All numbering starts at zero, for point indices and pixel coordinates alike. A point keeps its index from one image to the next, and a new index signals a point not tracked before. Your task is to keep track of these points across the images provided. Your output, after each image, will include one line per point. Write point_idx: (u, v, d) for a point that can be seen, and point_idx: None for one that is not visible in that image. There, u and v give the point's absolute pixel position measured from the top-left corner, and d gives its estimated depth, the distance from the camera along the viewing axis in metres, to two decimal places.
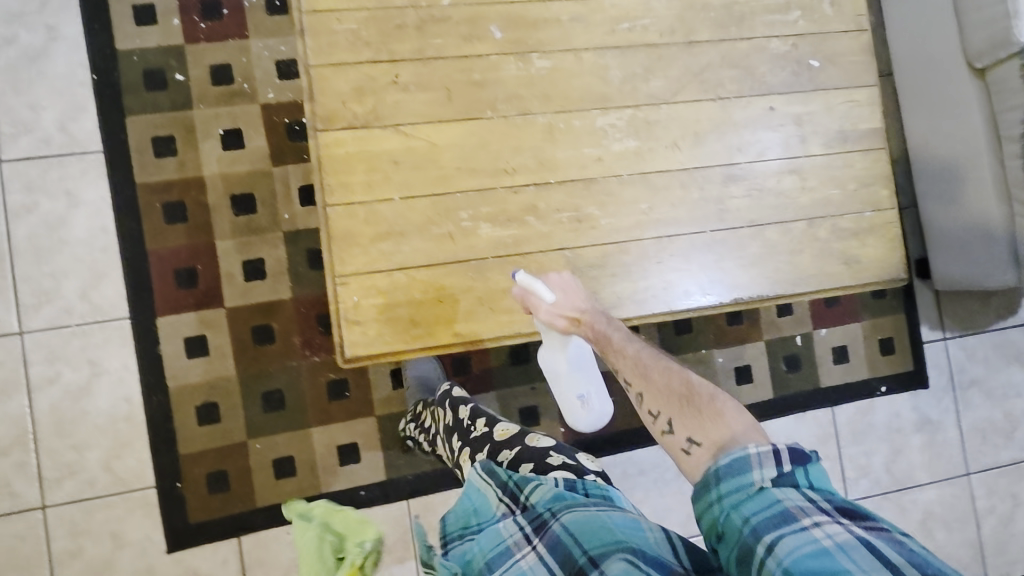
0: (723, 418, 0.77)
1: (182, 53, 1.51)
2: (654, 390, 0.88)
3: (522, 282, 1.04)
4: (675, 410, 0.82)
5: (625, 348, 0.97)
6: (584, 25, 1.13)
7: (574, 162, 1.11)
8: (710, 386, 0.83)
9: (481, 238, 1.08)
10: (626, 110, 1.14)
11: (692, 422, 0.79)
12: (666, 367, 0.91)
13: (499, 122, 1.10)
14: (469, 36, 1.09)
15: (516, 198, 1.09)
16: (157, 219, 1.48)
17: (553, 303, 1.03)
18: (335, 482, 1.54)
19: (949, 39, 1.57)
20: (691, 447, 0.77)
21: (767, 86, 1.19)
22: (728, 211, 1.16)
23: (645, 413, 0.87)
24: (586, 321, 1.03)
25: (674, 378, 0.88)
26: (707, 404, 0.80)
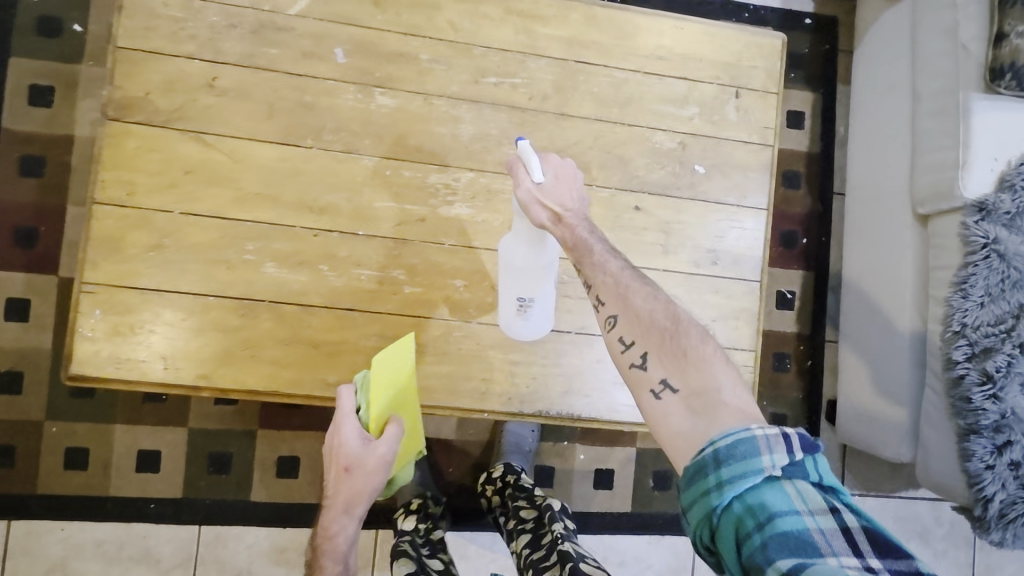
0: (711, 369, 0.66)
1: (86, 6, 1.41)
2: (633, 318, 0.75)
3: (520, 149, 0.81)
4: (655, 348, 0.71)
5: (609, 264, 0.80)
6: (443, 68, 1.01)
7: (394, 216, 0.99)
8: (702, 330, 0.71)
9: (263, 278, 0.95)
10: (468, 172, 1.01)
11: (674, 367, 0.68)
12: (652, 293, 0.76)
13: (320, 153, 0.96)
14: (309, 52, 0.97)
15: (316, 241, 0.97)
16: (10, 169, 1.37)
17: (539, 186, 0.81)
18: (124, 487, 1.42)
19: (903, 174, 1.40)
20: (664, 391, 0.68)
21: (639, 182, 1.06)
22: (558, 311, 1.03)
23: (615, 339, 0.75)
24: (569, 220, 0.81)
25: (659, 309, 0.74)
26: (695, 351, 0.69)
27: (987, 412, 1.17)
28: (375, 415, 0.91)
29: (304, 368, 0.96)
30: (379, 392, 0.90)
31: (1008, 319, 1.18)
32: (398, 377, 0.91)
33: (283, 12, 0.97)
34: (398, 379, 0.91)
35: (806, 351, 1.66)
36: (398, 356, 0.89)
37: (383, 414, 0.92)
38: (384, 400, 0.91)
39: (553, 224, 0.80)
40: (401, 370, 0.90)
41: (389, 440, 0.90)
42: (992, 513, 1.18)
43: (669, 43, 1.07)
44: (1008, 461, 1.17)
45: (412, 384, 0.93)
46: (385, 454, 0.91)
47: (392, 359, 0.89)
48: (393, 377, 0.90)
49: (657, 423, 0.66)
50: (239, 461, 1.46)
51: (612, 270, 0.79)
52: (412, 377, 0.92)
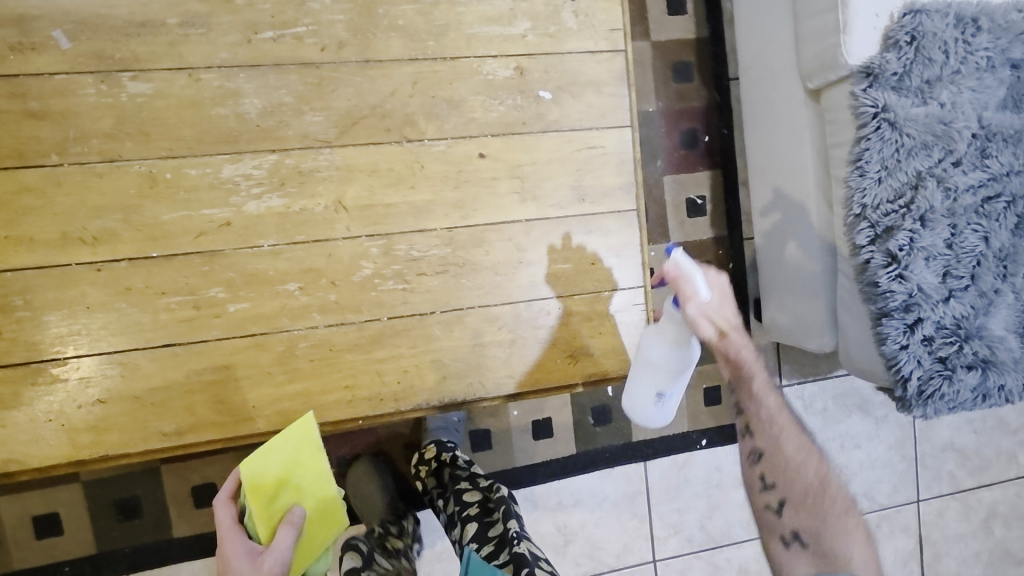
0: (847, 542, 0.72)
1: None
2: (778, 462, 0.78)
3: (676, 265, 0.72)
4: (793, 499, 0.76)
5: (765, 394, 0.80)
6: (202, 32, 0.81)
7: (189, 227, 0.82)
8: (847, 496, 0.76)
9: (48, 332, 0.79)
10: (268, 155, 0.84)
11: (807, 528, 0.74)
12: (803, 441, 0.79)
13: (74, 169, 0.79)
14: (20, 44, 0.77)
15: (101, 277, 0.80)
16: None
17: (706, 302, 0.73)
18: (29, 558, 1.18)
19: (789, 48, 1.27)
20: (794, 543, 0.74)
21: (477, 125, 0.90)
22: (416, 292, 0.90)
23: (754, 476, 0.80)
24: (733, 338, 0.75)
25: (810, 467, 0.77)
26: (836, 513, 0.75)
27: (895, 292, 1.10)
28: (263, 518, 0.73)
29: (130, 425, 0.82)
30: (264, 490, 0.74)
31: (907, 192, 1.09)
32: (284, 472, 0.76)
33: None
34: (285, 474, 0.76)
35: (726, 254, 1.59)
36: (282, 447, 0.76)
37: (270, 513, 0.74)
38: (269, 501, 0.74)
39: (716, 339, 0.75)
40: (287, 461, 0.77)
41: (286, 534, 0.70)
42: (912, 392, 1.14)
43: None
44: (921, 338, 1.12)
45: (308, 472, 0.79)
46: (283, 545, 0.69)
47: (279, 449, 0.76)
48: (279, 470, 0.76)
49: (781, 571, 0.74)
50: (147, 504, 1.21)
51: (767, 398, 0.79)
52: (315, 453, 0.79)
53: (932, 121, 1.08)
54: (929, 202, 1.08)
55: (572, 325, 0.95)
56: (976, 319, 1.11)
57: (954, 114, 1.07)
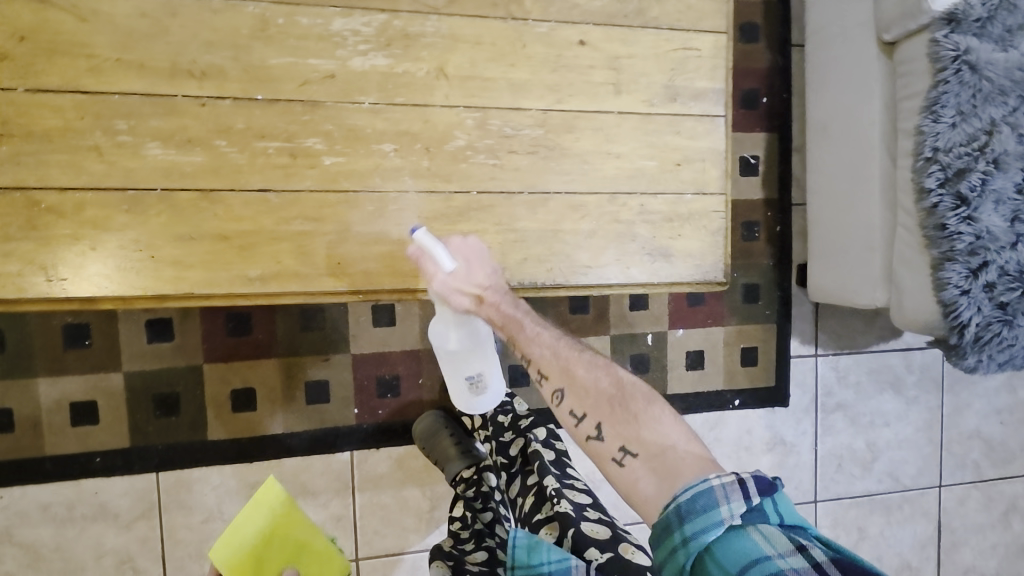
0: (661, 427, 0.68)
1: None
2: (579, 386, 0.75)
3: (419, 241, 0.81)
4: (604, 414, 0.72)
5: (538, 335, 0.81)
6: None
7: (295, 74, 0.83)
8: (645, 385, 0.73)
9: (147, 162, 0.79)
10: (378, 14, 0.85)
11: (630, 432, 0.69)
12: (589, 359, 0.78)
13: (191, 2, 0.79)
14: None
15: (204, 112, 0.80)
16: None
17: (451, 274, 0.82)
18: (62, 446, 1.00)
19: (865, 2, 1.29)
20: (625, 459, 0.68)
21: (579, 12, 0.91)
22: (505, 170, 0.90)
23: (566, 414, 0.75)
24: (489, 300, 0.83)
25: (602, 377, 0.75)
26: (641, 408, 0.70)
27: (962, 235, 1.11)
28: None
29: (215, 265, 0.82)
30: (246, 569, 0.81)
31: (981, 136, 1.10)
32: (260, 545, 0.84)
33: None
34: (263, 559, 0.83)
35: (776, 215, 1.57)
36: (247, 529, 0.83)
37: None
38: (257, 573, 0.82)
39: (476, 307, 0.83)
40: (258, 534, 0.84)
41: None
42: (969, 339, 1.15)
43: None
44: (984, 284, 1.12)
45: (288, 534, 0.87)
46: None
47: (245, 531, 0.83)
48: (255, 539, 0.83)
49: (628, 491, 0.66)
50: (185, 403, 1.04)
51: (547, 346, 0.80)
52: (290, 508, 0.87)
53: (1011, 67, 1.09)
54: (1003, 146, 1.09)
55: (652, 223, 0.96)
56: None
57: None
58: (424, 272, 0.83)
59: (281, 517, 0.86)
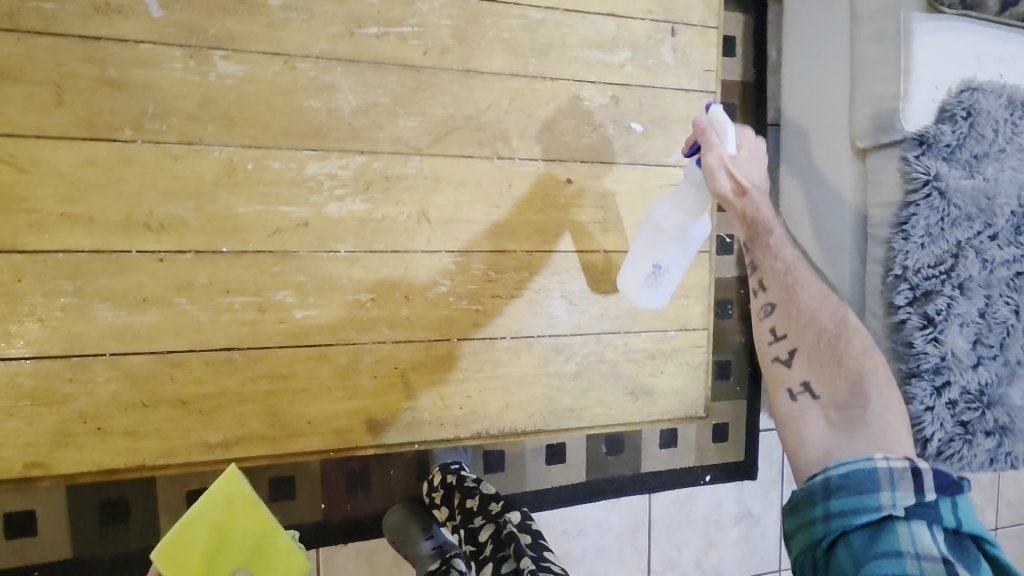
0: (865, 385, 0.59)
1: None
2: (794, 311, 0.67)
3: (712, 117, 0.68)
4: (807, 344, 0.65)
5: (781, 247, 0.71)
6: (303, 18, 0.76)
7: (264, 223, 0.76)
8: (867, 336, 0.64)
9: (96, 324, 0.72)
10: (357, 156, 0.79)
11: (826, 380, 0.61)
12: (824, 288, 0.68)
13: (149, 148, 0.72)
14: (106, 6, 0.70)
15: (162, 268, 0.74)
16: None
17: (731, 158, 0.68)
18: None
19: (841, 101, 1.21)
20: (801, 394, 0.62)
21: (567, 149, 0.88)
22: (488, 315, 0.86)
23: (763, 331, 0.69)
24: (754, 196, 0.69)
25: (827, 310, 0.66)
26: (855, 357, 0.61)
27: (928, 356, 1.09)
28: None
29: (171, 433, 0.75)
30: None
31: (947, 258, 1.09)
32: (211, 552, 0.60)
33: None
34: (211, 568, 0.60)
35: None
36: (202, 529, 0.60)
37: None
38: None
39: (734, 198, 0.69)
40: (210, 535, 0.61)
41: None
42: (932, 452, 1.13)
43: None
44: (947, 401, 1.11)
45: (240, 539, 0.63)
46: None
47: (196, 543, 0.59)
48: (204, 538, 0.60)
49: (784, 424, 0.62)
50: (135, 510, 0.87)
51: (789, 261, 0.70)
52: (251, 506, 0.64)
53: (977, 194, 1.08)
54: (967, 271, 1.09)
55: (635, 362, 0.93)
56: (998, 387, 1.14)
57: (997, 190, 1.09)
58: (695, 145, 0.70)
59: (235, 511, 0.63)
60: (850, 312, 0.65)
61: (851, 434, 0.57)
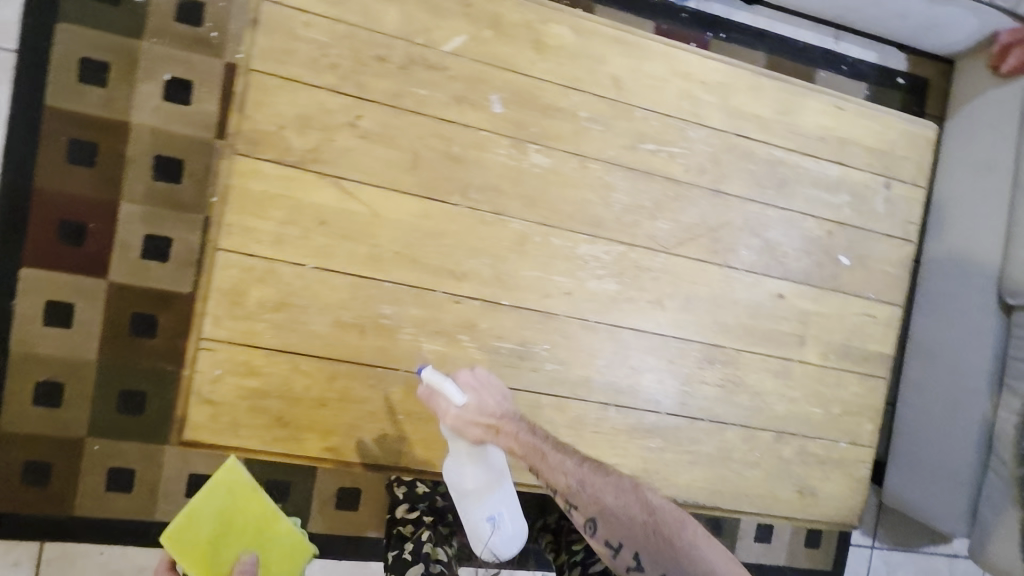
0: (700, 553, 0.78)
1: (135, 56, 1.23)
2: (613, 519, 0.81)
3: (428, 381, 0.81)
4: (632, 538, 0.80)
5: (543, 489, 0.85)
6: (601, 129, 0.92)
7: (539, 287, 0.92)
8: (670, 509, 0.82)
9: (398, 345, 0.88)
10: (618, 245, 0.94)
11: (648, 549, 0.79)
12: (615, 483, 0.83)
13: (469, 213, 0.89)
14: (463, 97, 0.87)
15: (455, 308, 0.90)
16: (50, 233, 1.24)
17: (463, 408, 0.81)
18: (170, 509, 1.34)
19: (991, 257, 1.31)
20: (636, 566, 0.79)
21: (783, 269, 1.01)
22: (693, 398, 0.98)
23: (599, 543, 0.82)
24: (506, 427, 0.82)
25: (637, 522, 0.80)
26: (674, 532, 0.79)
27: None
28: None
29: (431, 443, 0.90)
30: (200, 554, 0.83)
31: None
32: (218, 528, 0.86)
33: (437, 46, 0.86)
34: (216, 534, 0.85)
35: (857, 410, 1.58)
36: (210, 507, 0.85)
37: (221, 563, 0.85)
38: (208, 558, 0.84)
39: (491, 436, 0.81)
40: (213, 512, 0.85)
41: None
42: None
43: (829, 124, 1.02)
44: None
45: (243, 517, 0.88)
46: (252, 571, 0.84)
47: (203, 521, 0.84)
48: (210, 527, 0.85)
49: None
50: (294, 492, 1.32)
51: (610, 489, 0.82)
52: (243, 493, 0.88)
53: None
54: None
55: (808, 465, 1.03)
56: None
57: None
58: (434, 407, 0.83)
59: (241, 497, 0.88)
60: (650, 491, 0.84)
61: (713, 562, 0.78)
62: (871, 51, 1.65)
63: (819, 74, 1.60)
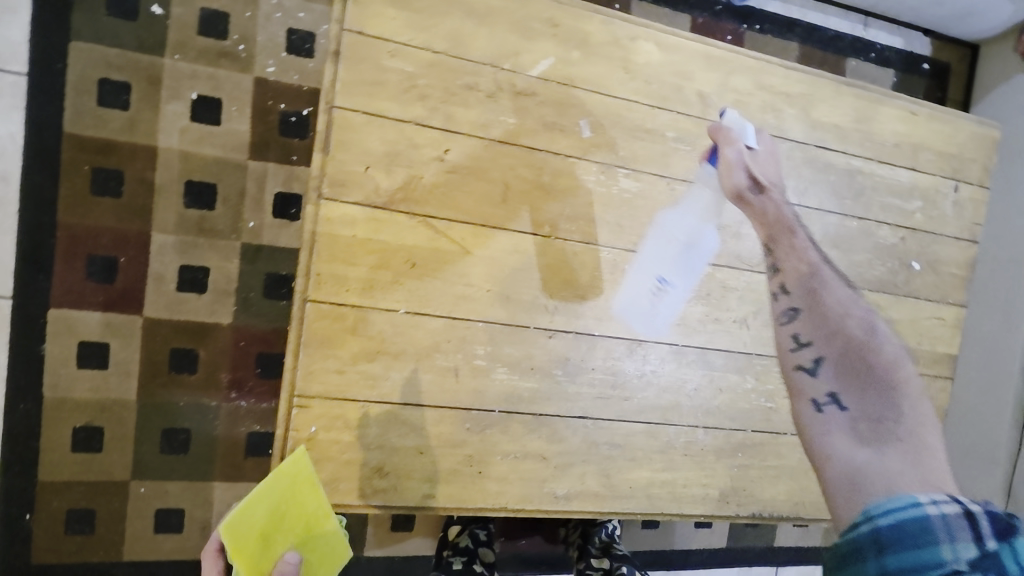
0: (903, 402, 0.53)
1: (158, 79, 1.18)
2: (813, 313, 0.62)
3: (727, 120, 0.78)
4: (834, 352, 0.58)
5: (807, 254, 0.69)
6: (688, 149, 0.90)
7: (628, 315, 0.90)
8: (899, 351, 0.57)
9: (493, 385, 0.85)
10: (705, 266, 0.93)
11: (864, 405, 0.54)
12: (849, 295, 0.63)
13: (559, 244, 0.86)
14: (552, 123, 0.84)
15: (549, 343, 0.87)
16: (77, 269, 1.17)
17: (749, 152, 0.78)
18: None
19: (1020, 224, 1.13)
20: (828, 406, 0.55)
21: (861, 279, 1.01)
22: (776, 412, 0.98)
23: (783, 334, 0.62)
24: (773, 194, 0.75)
25: (853, 316, 0.60)
26: (882, 370, 0.56)
27: None
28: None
29: (529, 481, 0.87)
30: (250, 554, 0.67)
31: None
32: (268, 526, 0.70)
33: (525, 72, 0.82)
34: (266, 535, 0.69)
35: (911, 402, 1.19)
36: (268, 507, 0.70)
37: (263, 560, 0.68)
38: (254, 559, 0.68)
39: (750, 192, 0.74)
40: (269, 511, 0.70)
41: None
42: None
43: (904, 129, 1.01)
44: None
45: (296, 517, 0.73)
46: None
47: (262, 520, 0.69)
48: (265, 517, 0.69)
49: (809, 437, 0.55)
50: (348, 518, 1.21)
51: (858, 313, 0.61)
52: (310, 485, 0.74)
53: None
54: None
55: None
56: None
57: None
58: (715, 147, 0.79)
59: (296, 491, 0.73)
60: (879, 319, 0.60)
61: (877, 463, 0.49)
62: (897, 36, 1.63)
63: (848, 63, 1.59)
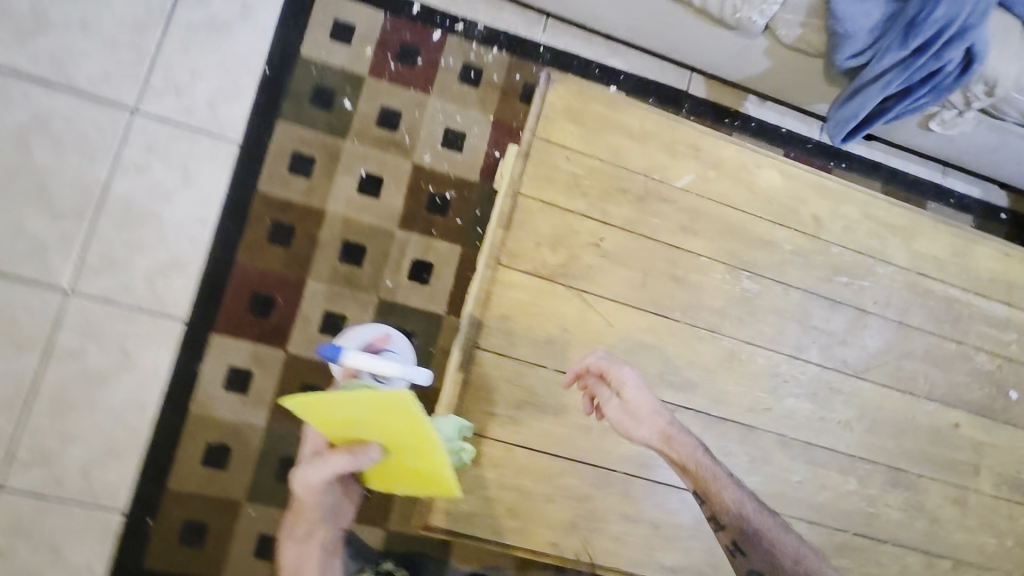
0: (779, 539, 0.86)
1: (338, 156, 1.44)
2: (717, 508, 0.87)
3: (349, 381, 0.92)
4: (752, 541, 0.86)
5: (708, 469, 0.88)
6: (803, 261, 1.03)
7: (743, 401, 0.99)
8: (761, 514, 0.87)
9: (618, 447, 0.94)
10: (813, 366, 1.02)
11: (763, 548, 0.86)
12: (726, 480, 0.88)
13: (686, 328, 0.98)
14: (688, 226, 0.99)
15: (670, 416, 0.96)
16: (241, 303, 1.36)
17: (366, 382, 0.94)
18: None
19: None
20: (736, 552, 0.87)
21: (959, 399, 1.07)
22: (876, 517, 1.02)
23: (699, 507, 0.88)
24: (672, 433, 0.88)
25: (730, 492, 0.87)
26: (773, 536, 0.86)
27: None
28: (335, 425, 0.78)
29: (642, 546, 0.93)
30: (332, 418, 0.75)
31: None
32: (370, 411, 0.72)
33: (670, 183, 1.00)
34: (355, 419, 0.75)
35: None
36: (357, 410, 0.72)
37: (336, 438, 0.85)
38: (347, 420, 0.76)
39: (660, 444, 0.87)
40: (361, 411, 0.72)
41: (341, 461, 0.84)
42: None
43: (998, 268, 1.12)
44: None
45: (405, 427, 0.73)
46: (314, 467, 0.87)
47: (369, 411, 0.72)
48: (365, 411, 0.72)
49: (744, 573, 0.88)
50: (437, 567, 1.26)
51: (744, 501, 0.88)
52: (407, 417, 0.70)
53: None
54: None
55: None
56: None
57: None
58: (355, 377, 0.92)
59: (389, 407, 0.70)
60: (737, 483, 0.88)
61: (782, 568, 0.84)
62: (975, 186, 1.79)
63: (930, 205, 1.74)
